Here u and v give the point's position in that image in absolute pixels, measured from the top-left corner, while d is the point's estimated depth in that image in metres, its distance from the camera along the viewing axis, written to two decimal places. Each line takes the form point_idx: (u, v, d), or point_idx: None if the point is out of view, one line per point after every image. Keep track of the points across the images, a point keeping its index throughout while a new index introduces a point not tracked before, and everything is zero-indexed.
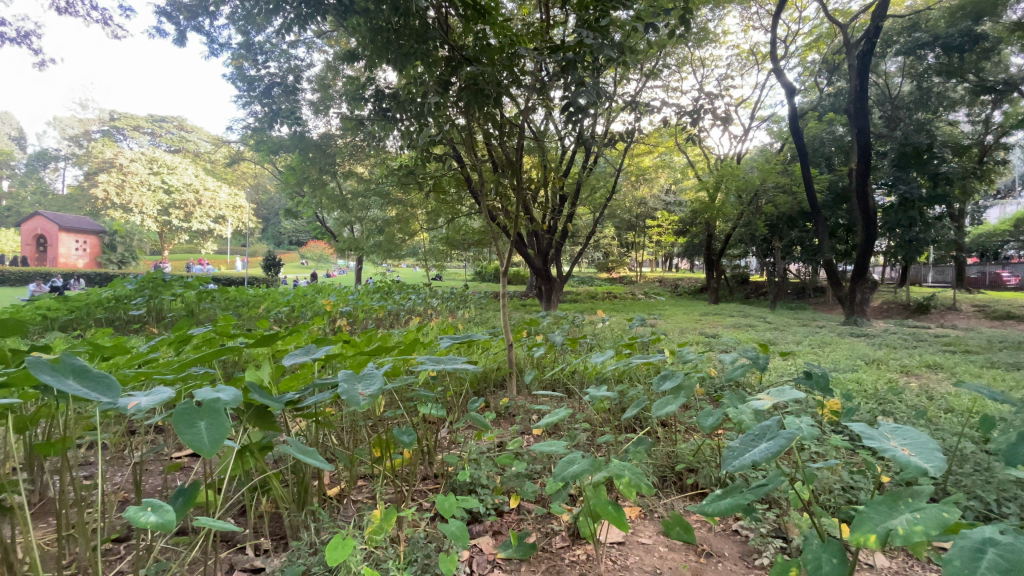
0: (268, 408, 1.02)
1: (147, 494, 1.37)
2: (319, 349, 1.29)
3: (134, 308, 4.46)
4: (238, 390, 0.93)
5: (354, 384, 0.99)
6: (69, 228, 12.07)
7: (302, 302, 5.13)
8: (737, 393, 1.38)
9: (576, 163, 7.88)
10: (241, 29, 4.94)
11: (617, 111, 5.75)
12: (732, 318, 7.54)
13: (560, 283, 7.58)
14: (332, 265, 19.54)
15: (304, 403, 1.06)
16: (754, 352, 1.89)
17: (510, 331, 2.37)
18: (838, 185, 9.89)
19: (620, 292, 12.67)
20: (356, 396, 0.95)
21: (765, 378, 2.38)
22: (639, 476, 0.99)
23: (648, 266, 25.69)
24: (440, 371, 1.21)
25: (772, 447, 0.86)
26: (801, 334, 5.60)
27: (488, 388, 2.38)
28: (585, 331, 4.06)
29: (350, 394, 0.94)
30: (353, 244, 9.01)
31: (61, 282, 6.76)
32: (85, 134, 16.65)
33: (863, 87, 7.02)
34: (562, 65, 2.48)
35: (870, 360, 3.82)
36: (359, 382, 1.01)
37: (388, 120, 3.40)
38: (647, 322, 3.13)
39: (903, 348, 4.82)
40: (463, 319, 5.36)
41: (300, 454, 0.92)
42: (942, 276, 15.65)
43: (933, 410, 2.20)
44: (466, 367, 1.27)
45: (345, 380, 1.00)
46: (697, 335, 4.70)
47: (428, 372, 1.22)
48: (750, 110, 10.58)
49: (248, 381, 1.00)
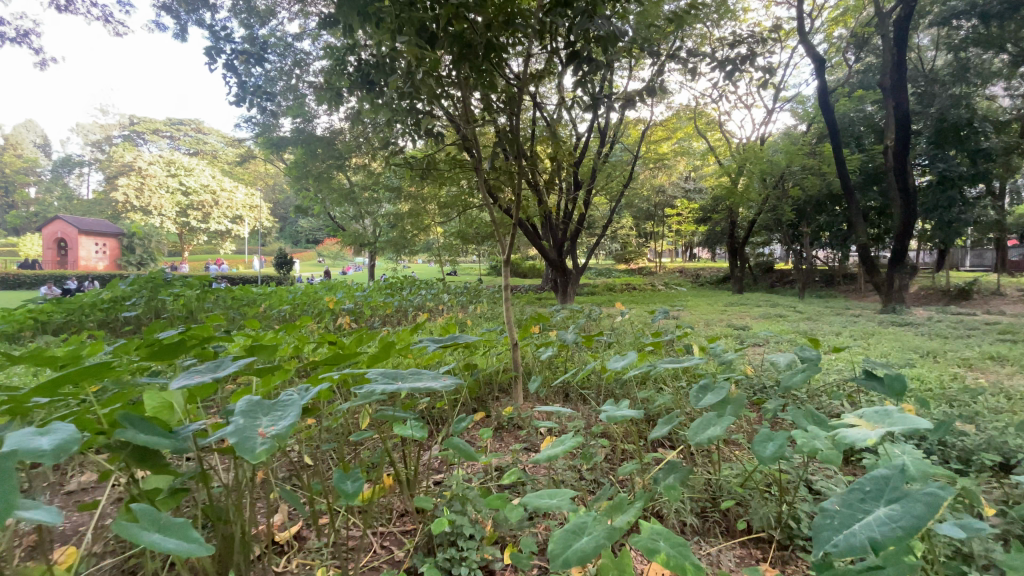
0: (149, 448, 0.76)
1: (59, 537, 1.12)
2: (240, 360, 1.01)
3: (131, 309, 4.27)
4: (79, 433, 0.67)
5: (255, 415, 0.66)
6: (89, 231, 11.17)
7: (307, 299, 4.92)
8: (803, 409, 1.05)
9: (591, 151, 7.58)
10: (244, 24, 4.75)
11: (631, 95, 5.46)
12: (759, 308, 7.11)
13: (577, 275, 7.22)
14: (348, 262, 19.65)
15: (199, 441, 0.78)
16: (812, 349, 1.55)
17: (516, 328, 2.07)
18: (870, 167, 9.36)
19: (640, 284, 12.21)
20: (249, 433, 0.63)
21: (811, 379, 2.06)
22: (683, 550, 0.68)
23: (667, 256, 25.29)
24: (402, 389, 0.89)
25: (900, 517, 0.56)
26: (840, 324, 5.22)
27: (492, 393, 2.07)
28: (604, 326, 3.80)
29: (236, 436, 0.61)
30: (364, 241, 8.83)
31: (72, 284, 6.71)
32: (107, 140, 16.71)
33: (900, 58, 6.54)
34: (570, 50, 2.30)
35: (924, 352, 3.46)
36: (264, 414, 0.69)
37: (383, 101, 3.13)
38: (671, 315, 2.86)
39: (955, 337, 4.42)
40: (473, 314, 5.07)
41: (151, 531, 0.63)
42: (980, 260, 14.98)
43: (1018, 416, 1.86)
44: (444, 384, 0.95)
45: (245, 410, 0.67)
46: (727, 327, 4.36)
47: (383, 390, 0.91)
48: (773, 91, 10.16)
49: (112, 417, 0.72)
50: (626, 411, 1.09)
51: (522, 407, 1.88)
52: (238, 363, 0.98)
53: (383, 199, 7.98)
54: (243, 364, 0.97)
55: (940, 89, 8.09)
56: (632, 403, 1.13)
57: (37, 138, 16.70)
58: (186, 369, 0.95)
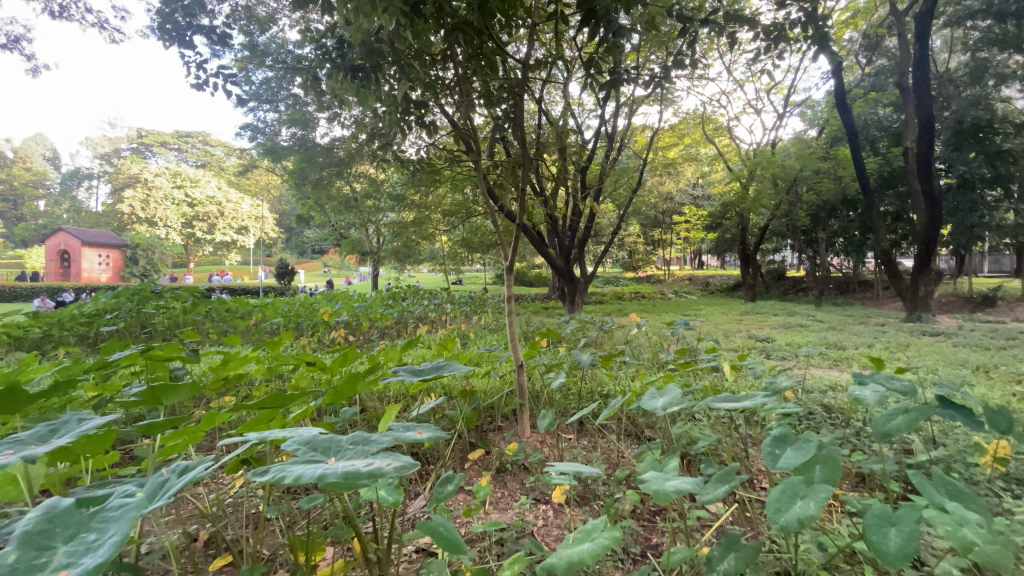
0: None
1: None
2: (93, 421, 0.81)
3: (112, 323, 4.00)
4: None
5: (42, 544, 0.52)
6: (93, 243, 11.00)
7: (302, 310, 4.67)
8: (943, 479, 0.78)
9: (597, 156, 7.33)
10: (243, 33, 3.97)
11: (638, 100, 5.25)
12: (777, 317, 6.79)
13: (584, 284, 6.90)
14: (353, 271, 19.42)
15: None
16: (901, 377, 1.15)
17: (522, 345, 1.74)
18: (886, 171, 9.04)
19: (649, 293, 11.87)
20: None
21: (858, 407, 1.79)
22: None
23: (674, 263, 25.01)
24: (322, 477, 0.57)
25: None
26: (867, 334, 4.89)
27: (493, 423, 1.78)
28: (616, 338, 3.53)
29: None
30: (367, 250, 8.61)
31: (69, 297, 6.48)
32: (116, 153, 16.58)
33: (922, 57, 6.21)
34: (584, 14, 1.92)
35: (969, 366, 3.15)
36: (46, 546, 0.52)
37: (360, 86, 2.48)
38: (692, 327, 2.57)
39: (996, 348, 4.09)
40: (476, 326, 4.80)
41: None
42: (998, 265, 14.55)
43: None
44: (409, 458, 0.63)
45: (35, 532, 0.53)
46: (746, 339, 4.07)
47: (310, 472, 0.60)
48: (782, 95, 9.91)
49: None
50: (671, 474, 0.80)
51: (529, 443, 1.59)
52: (92, 423, 0.80)
53: (386, 207, 7.73)
54: (94, 426, 0.77)
55: (954, 90, 7.75)
56: (678, 461, 0.85)
57: (47, 151, 16.63)
58: (14, 439, 0.77)
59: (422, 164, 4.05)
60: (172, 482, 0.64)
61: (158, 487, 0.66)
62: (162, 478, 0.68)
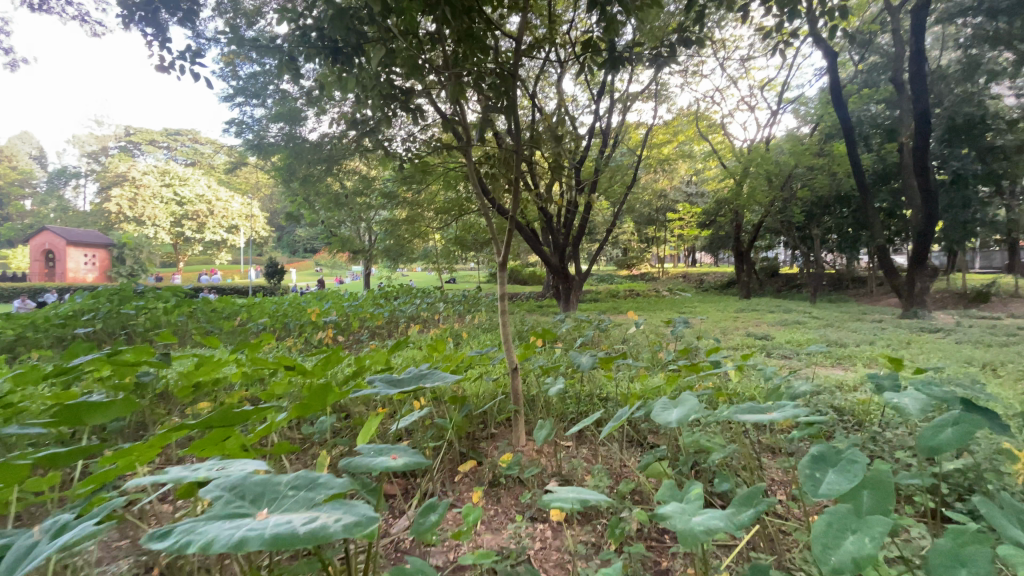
0: None
1: None
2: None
3: (88, 325, 3.82)
4: None
5: None
6: (78, 242, 10.72)
7: (290, 310, 4.51)
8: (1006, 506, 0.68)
9: (590, 153, 7.23)
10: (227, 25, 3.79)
11: (632, 95, 5.15)
12: (774, 315, 6.71)
13: (579, 282, 6.78)
14: (346, 270, 19.17)
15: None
16: (936, 385, 1.04)
17: (515, 348, 1.61)
18: (880, 167, 8.99)
19: (644, 290, 11.79)
20: None
21: (870, 409, 1.70)
22: None
23: (668, 260, 25.00)
24: (241, 545, 0.48)
25: None
26: (866, 331, 4.82)
27: (486, 431, 1.66)
28: (612, 337, 3.41)
29: None
30: (358, 249, 8.44)
31: (49, 297, 6.26)
32: (102, 151, 16.24)
33: (918, 51, 6.12)
34: None
35: (971, 362, 3.07)
36: None
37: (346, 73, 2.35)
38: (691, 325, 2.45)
39: (996, 344, 4.04)
40: (469, 325, 4.67)
41: None
42: (988, 260, 14.61)
43: None
44: (361, 512, 0.55)
45: None
46: (745, 337, 3.98)
47: (228, 535, 0.51)
48: (775, 91, 9.84)
49: None
50: (694, 506, 0.71)
51: (524, 453, 1.47)
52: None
53: (377, 204, 7.56)
54: None
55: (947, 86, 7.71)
56: (699, 488, 0.76)
57: (32, 149, 16.26)
58: None
59: (411, 158, 3.90)
60: (38, 551, 0.62)
61: (25, 554, 0.64)
62: (33, 541, 0.66)
